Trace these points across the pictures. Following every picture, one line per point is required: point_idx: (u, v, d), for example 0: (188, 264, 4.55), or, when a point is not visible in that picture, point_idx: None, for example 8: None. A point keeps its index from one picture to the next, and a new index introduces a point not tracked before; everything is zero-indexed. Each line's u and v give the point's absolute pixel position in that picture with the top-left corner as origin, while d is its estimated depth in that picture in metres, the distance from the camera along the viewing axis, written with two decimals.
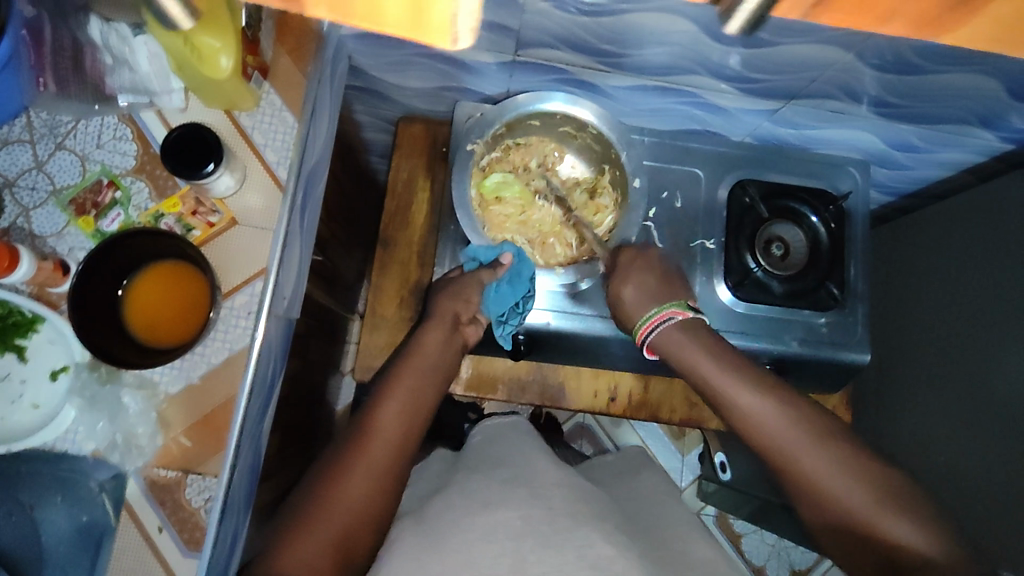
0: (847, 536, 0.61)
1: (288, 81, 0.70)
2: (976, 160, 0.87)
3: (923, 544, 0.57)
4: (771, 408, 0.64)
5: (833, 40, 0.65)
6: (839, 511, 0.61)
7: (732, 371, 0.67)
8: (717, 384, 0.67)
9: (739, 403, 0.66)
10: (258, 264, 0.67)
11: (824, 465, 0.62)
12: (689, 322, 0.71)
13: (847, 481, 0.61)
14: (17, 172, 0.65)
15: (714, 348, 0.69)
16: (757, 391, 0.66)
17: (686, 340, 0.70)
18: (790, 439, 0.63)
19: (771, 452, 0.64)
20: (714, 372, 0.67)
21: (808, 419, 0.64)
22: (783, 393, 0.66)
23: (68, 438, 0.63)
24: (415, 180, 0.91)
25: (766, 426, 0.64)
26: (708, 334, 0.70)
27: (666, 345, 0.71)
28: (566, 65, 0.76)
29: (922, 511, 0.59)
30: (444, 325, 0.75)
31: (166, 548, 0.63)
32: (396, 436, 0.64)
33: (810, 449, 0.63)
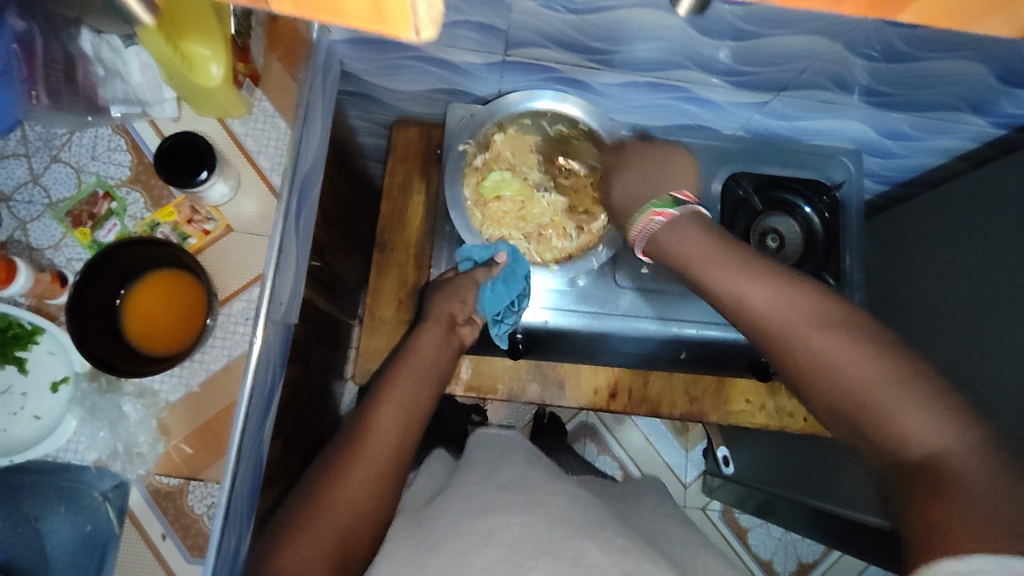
0: (846, 418, 0.49)
1: (280, 88, 0.70)
2: (969, 147, 0.87)
3: (940, 429, 0.44)
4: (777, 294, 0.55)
5: (820, 30, 0.65)
6: (846, 397, 0.49)
7: (740, 259, 0.59)
8: (714, 274, 0.59)
9: (738, 289, 0.57)
10: (254, 271, 0.67)
11: (832, 345, 0.51)
12: (679, 218, 0.63)
13: (854, 359, 0.49)
14: (13, 186, 0.66)
15: (721, 240, 0.61)
16: (763, 276, 0.57)
17: (679, 231, 0.63)
18: (794, 317, 0.54)
19: (778, 341, 0.54)
20: (716, 260, 0.59)
21: (822, 305, 0.54)
22: (797, 283, 0.56)
23: (71, 449, 0.64)
24: (410, 183, 0.91)
25: (774, 316, 0.55)
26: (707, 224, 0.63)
27: (658, 247, 0.65)
28: (556, 64, 0.77)
29: (948, 396, 0.46)
30: (441, 326, 0.76)
31: (169, 555, 0.63)
32: (394, 436, 0.64)
33: (817, 331, 0.52)
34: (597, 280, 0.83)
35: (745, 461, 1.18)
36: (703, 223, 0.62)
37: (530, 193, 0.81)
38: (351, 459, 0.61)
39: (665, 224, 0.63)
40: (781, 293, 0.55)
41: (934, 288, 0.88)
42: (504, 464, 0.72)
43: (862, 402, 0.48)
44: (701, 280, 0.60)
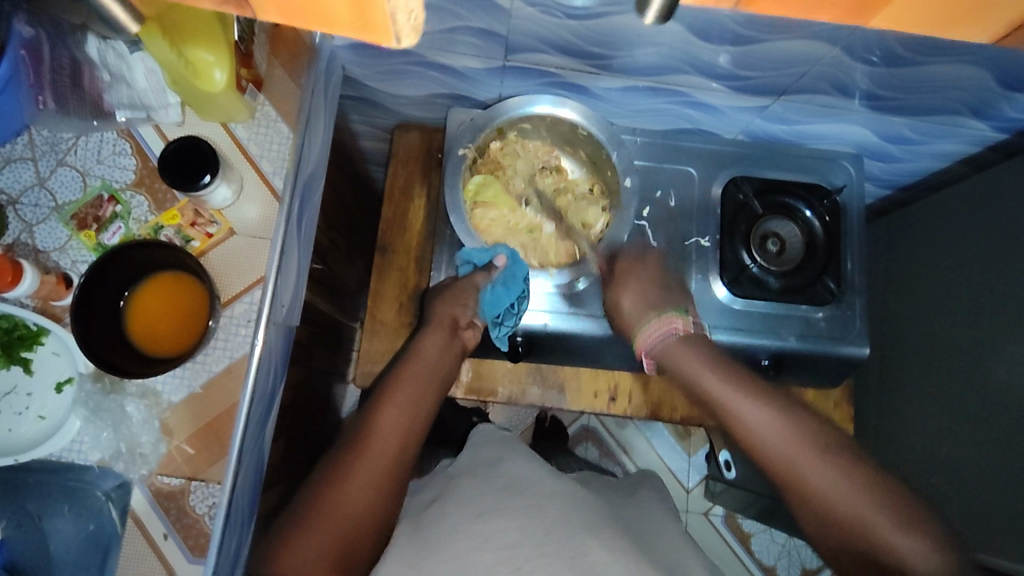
0: (846, 544, 0.60)
1: (283, 92, 0.71)
2: (970, 151, 0.87)
3: (921, 553, 0.57)
4: (776, 423, 0.65)
5: (819, 35, 0.66)
6: (840, 523, 0.60)
7: (737, 382, 0.69)
8: (725, 397, 0.69)
9: (740, 416, 0.67)
10: (256, 273, 0.68)
11: (823, 474, 0.62)
12: (688, 336, 0.74)
13: (846, 490, 0.61)
14: (20, 189, 0.67)
15: (720, 362, 0.71)
16: (761, 399, 0.67)
17: (686, 352, 0.73)
18: (784, 447, 0.64)
19: (776, 464, 0.65)
20: (726, 387, 0.69)
21: (810, 432, 0.65)
22: (785, 405, 0.67)
23: (74, 449, 0.64)
24: (411, 187, 0.91)
25: (773, 441, 0.65)
26: (711, 345, 0.73)
27: (667, 357, 0.74)
28: (556, 68, 0.77)
29: (921, 520, 0.58)
30: (443, 330, 0.77)
31: (171, 555, 0.64)
32: (396, 440, 0.65)
33: (812, 461, 0.63)
34: (597, 286, 0.82)
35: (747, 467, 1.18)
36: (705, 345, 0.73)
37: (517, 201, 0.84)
38: (353, 460, 0.62)
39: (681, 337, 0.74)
40: (779, 420, 0.66)
41: (935, 291, 0.88)
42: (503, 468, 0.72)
43: (855, 531, 0.60)
44: (710, 400, 0.70)
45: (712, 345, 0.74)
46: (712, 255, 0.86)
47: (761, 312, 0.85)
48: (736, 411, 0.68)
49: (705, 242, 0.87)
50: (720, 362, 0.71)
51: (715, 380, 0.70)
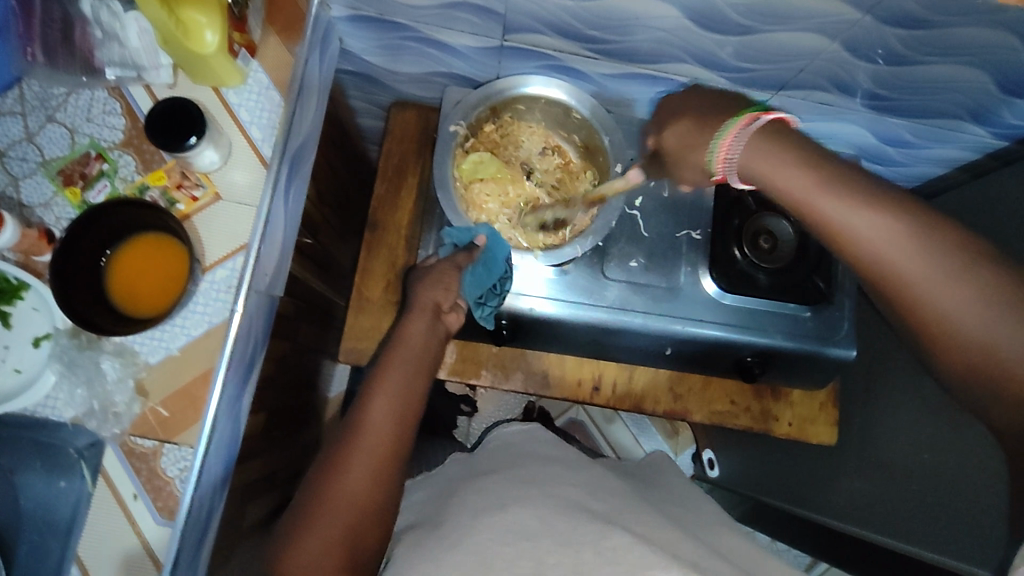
0: (986, 381, 0.47)
1: (276, 60, 0.70)
2: (970, 157, 0.86)
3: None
4: (904, 235, 0.48)
5: (817, 28, 0.65)
6: (973, 353, 0.47)
7: (857, 189, 0.49)
8: (837, 214, 0.49)
9: (862, 238, 0.49)
10: (239, 240, 0.67)
11: (960, 295, 0.47)
12: (777, 136, 0.54)
13: (986, 318, 0.46)
14: (7, 142, 0.67)
15: (828, 170, 0.51)
16: (878, 206, 0.49)
17: (773, 156, 0.53)
18: (915, 267, 0.48)
19: (907, 297, 0.49)
20: (841, 192, 0.50)
21: (953, 244, 0.47)
22: (918, 216, 0.48)
23: (49, 405, 0.64)
24: (405, 166, 0.91)
25: (903, 263, 0.48)
26: (808, 140, 0.53)
27: (748, 169, 0.55)
28: (555, 52, 0.77)
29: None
30: (426, 315, 0.73)
31: (140, 515, 0.64)
32: (391, 430, 0.62)
33: (949, 286, 0.47)
34: (582, 271, 0.83)
35: (734, 466, 1.18)
36: (811, 145, 0.53)
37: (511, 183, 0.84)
38: (348, 453, 0.60)
39: (761, 137, 0.54)
40: (908, 237, 0.48)
41: None
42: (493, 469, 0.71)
43: (993, 363, 0.46)
44: (813, 213, 0.51)
45: (815, 145, 0.53)
46: (702, 248, 0.86)
47: (751, 307, 0.83)
48: (854, 239, 0.49)
49: (696, 235, 0.86)
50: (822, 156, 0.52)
51: (824, 194, 0.50)
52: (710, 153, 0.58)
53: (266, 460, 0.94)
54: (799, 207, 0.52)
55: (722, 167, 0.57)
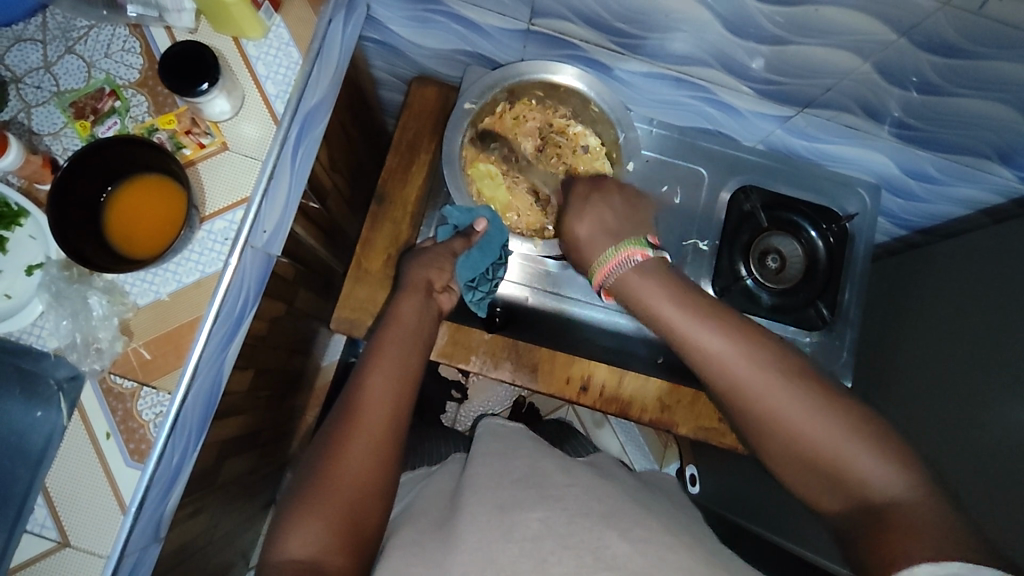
0: (808, 467, 0.54)
1: (299, 16, 0.70)
2: (992, 200, 0.84)
3: (894, 478, 0.51)
4: (731, 345, 0.58)
5: (851, 46, 0.64)
6: (801, 448, 0.54)
7: (697, 306, 0.61)
8: (669, 315, 0.61)
9: (699, 341, 0.59)
10: (242, 192, 0.67)
11: (781, 397, 0.55)
12: (646, 264, 0.65)
13: (802, 413, 0.54)
14: (25, 69, 0.67)
15: (684, 293, 0.63)
16: (712, 326, 0.59)
17: (641, 273, 0.65)
18: (742, 368, 0.57)
19: (733, 390, 0.58)
20: (673, 299, 0.62)
21: (763, 348, 0.58)
22: (749, 334, 0.59)
23: (34, 333, 0.65)
24: (420, 141, 0.90)
25: (725, 362, 0.58)
26: (677, 277, 0.64)
27: (624, 286, 0.66)
28: (581, 42, 0.76)
29: (897, 447, 0.53)
30: (418, 293, 0.72)
31: (111, 455, 0.64)
32: (382, 403, 0.61)
33: (780, 393, 0.56)
34: None
35: (720, 487, 1.16)
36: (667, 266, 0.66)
37: (516, 171, 0.83)
38: (343, 431, 0.59)
39: (638, 264, 0.65)
40: (735, 348, 0.58)
41: (939, 341, 0.84)
42: (488, 464, 0.71)
43: (822, 455, 0.53)
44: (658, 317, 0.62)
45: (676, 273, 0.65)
46: (707, 259, 0.87)
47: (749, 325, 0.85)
48: (697, 347, 0.59)
49: (703, 246, 0.87)
50: (663, 271, 0.65)
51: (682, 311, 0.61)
52: (597, 269, 0.68)
53: (249, 416, 0.94)
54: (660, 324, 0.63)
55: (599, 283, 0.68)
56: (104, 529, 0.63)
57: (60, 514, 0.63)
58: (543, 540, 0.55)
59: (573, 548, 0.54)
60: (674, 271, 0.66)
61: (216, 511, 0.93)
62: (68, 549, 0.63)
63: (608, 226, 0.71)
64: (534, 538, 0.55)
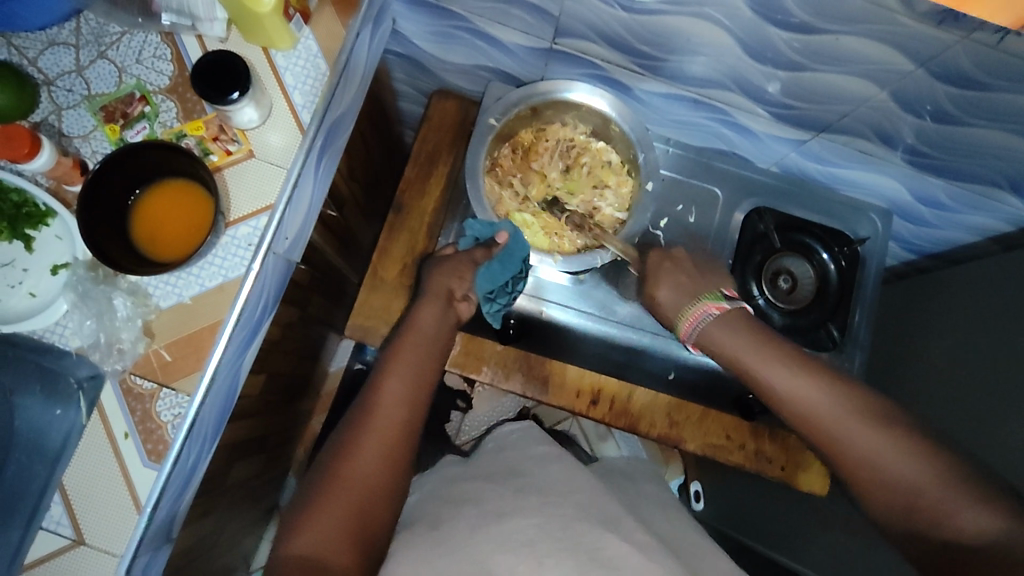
0: (909, 514, 0.57)
1: (327, 28, 0.71)
2: (1001, 228, 0.85)
3: (979, 520, 0.53)
4: (826, 396, 0.63)
5: (867, 74, 0.65)
6: (895, 489, 0.58)
7: (791, 358, 0.67)
8: (759, 369, 0.67)
9: (786, 392, 0.65)
10: (266, 199, 0.68)
11: (877, 443, 0.60)
12: (730, 314, 0.71)
13: (900, 462, 0.58)
14: (57, 72, 0.68)
15: (772, 343, 0.69)
16: (803, 372, 0.65)
17: (725, 329, 0.70)
18: (833, 412, 0.62)
19: (835, 437, 0.62)
20: (754, 349, 0.68)
21: (859, 401, 0.62)
22: (848, 384, 0.64)
23: (57, 332, 0.66)
24: (439, 152, 0.91)
25: (821, 413, 0.63)
26: (770, 333, 0.70)
27: (709, 342, 0.71)
28: (602, 61, 0.77)
29: (987, 490, 0.55)
30: (438, 301, 0.74)
31: (128, 454, 0.64)
32: (399, 410, 0.62)
33: (871, 433, 0.60)
34: (599, 283, 0.88)
35: (723, 507, 1.16)
36: (748, 317, 0.70)
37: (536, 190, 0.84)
38: (357, 434, 0.60)
39: (718, 317, 0.70)
40: (831, 398, 0.63)
41: (948, 366, 0.85)
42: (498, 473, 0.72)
43: (919, 498, 0.57)
44: (749, 371, 0.68)
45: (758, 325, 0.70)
46: None
47: None
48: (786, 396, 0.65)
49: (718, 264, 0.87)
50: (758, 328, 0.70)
51: (763, 358, 0.67)
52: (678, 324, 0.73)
53: (259, 418, 0.95)
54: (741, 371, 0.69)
55: (686, 336, 0.73)
56: (119, 527, 0.64)
57: (75, 510, 0.64)
58: (551, 548, 0.55)
59: (587, 558, 0.55)
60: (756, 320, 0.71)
61: (222, 513, 0.94)
62: (82, 547, 0.63)
63: (689, 287, 0.75)
64: (540, 544, 0.56)
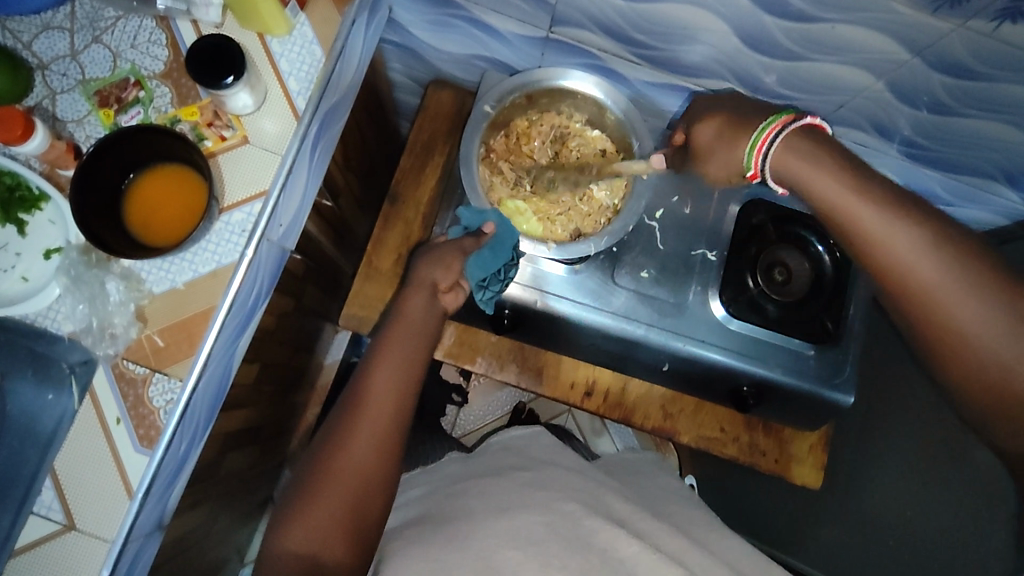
0: (993, 389, 0.53)
1: (323, 15, 0.71)
2: (997, 222, 0.85)
3: None
4: (931, 249, 0.53)
5: (864, 64, 0.65)
6: (993, 369, 0.53)
7: (892, 203, 0.55)
8: (862, 218, 0.55)
9: (882, 244, 0.55)
10: (260, 186, 0.68)
11: (979, 316, 0.52)
12: (824, 154, 0.59)
13: (1002, 338, 0.52)
14: (51, 56, 0.68)
15: (864, 180, 0.57)
16: (917, 223, 0.54)
17: (815, 168, 0.59)
18: (955, 278, 0.53)
19: (928, 302, 0.54)
20: (861, 201, 0.56)
21: (965, 258, 0.53)
22: (951, 235, 0.54)
23: (48, 317, 0.65)
24: (434, 143, 0.92)
25: (920, 270, 0.54)
26: (857, 163, 0.58)
27: (788, 172, 0.61)
28: (598, 51, 0.77)
29: None
30: (423, 291, 0.73)
31: (120, 440, 0.64)
32: (389, 399, 0.61)
33: (972, 303, 0.52)
34: (594, 273, 0.85)
35: (718, 503, 1.16)
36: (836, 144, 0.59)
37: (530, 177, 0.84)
38: (347, 424, 0.60)
39: (803, 143, 0.60)
40: (936, 250, 0.53)
41: None
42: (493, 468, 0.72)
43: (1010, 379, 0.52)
44: (841, 216, 0.57)
45: (849, 156, 0.59)
46: (716, 269, 0.86)
47: (755, 336, 0.84)
48: (889, 247, 0.54)
49: (711, 255, 0.87)
50: (850, 163, 0.58)
51: (871, 203, 0.55)
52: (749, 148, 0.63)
53: (252, 409, 0.94)
54: (832, 213, 0.58)
55: (760, 161, 0.63)
56: (110, 513, 0.63)
57: (66, 496, 0.63)
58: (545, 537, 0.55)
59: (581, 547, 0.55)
60: (844, 151, 0.60)
61: (214, 503, 0.93)
62: (72, 532, 0.63)
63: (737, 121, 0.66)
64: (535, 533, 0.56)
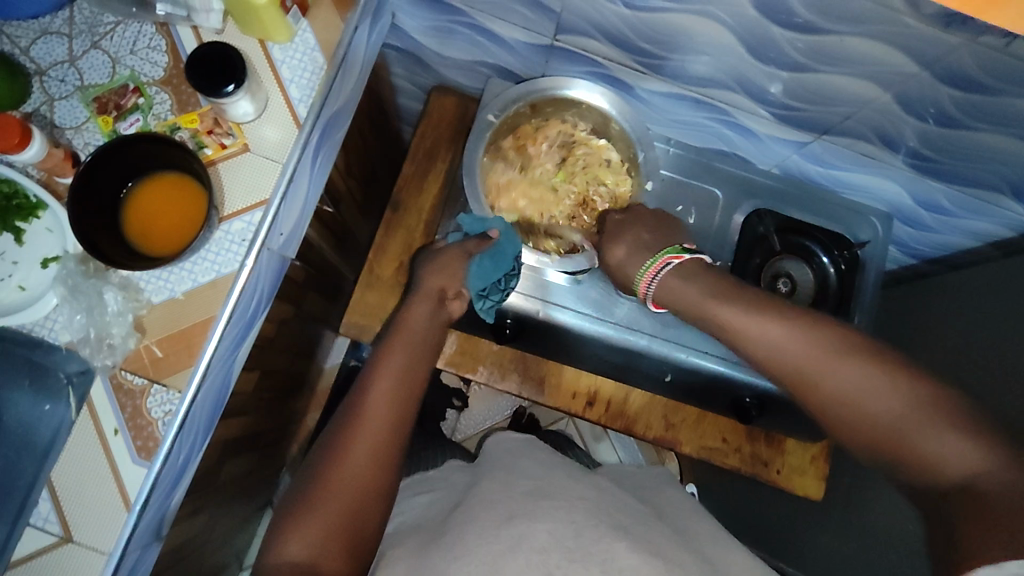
0: (881, 448, 0.56)
1: (325, 21, 0.70)
2: (1003, 234, 0.84)
3: (957, 454, 0.51)
4: (788, 331, 0.62)
5: (871, 76, 0.64)
6: (875, 430, 0.56)
7: (751, 302, 0.66)
8: (726, 317, 0.67)
9: (753, 337, 0.64)
10: (261, 194, 0.67)
11: (847, 377, 0.57)
12: (698, 270, 0.71)
13: (875, 398, 0.56)
14: (49, 62, 0.67)
15: (727, 289, 0.69)
16: (773, 317, 0.64)
17: (686, 282, 0.71)
18: (804, 356, 0.61)
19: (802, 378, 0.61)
20: (726, 302, 0.67)
21: (827, 337, 0.60)
22: (812, 321, 0.62)
23: (47, 326, 0.64)
24: (437, 150, 0.91)
25: (786, 351, 0.62)
26: (727, 278, 0.70)
27: (672, 295, 0.72)
28: (603, 59, 0.76)
29: (972, 421, 0.52)
30: (432, 298, 0.74)
31: (118, 451, 0.63)
32: (388, 410, 0.61)
33: (838, 367, 0.58)
34: (596, 283, 0.84)
35: (718, 510, 1.15)
36: (709, 267, 0.71)
37: (534, 184, 0.83)
38: (346, 434, 0.59)
39: (678, 269, 0.72)
40: (796, 330, 0.62)
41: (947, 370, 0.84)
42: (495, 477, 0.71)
43: (891, 435, 0.55)
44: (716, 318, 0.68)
45: (722, 274, 0.71)
46: None
47: None
48: (751, 340, 0.64)
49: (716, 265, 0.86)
50: (724, 281, 0.70)
51: (721, 300, 0.67)
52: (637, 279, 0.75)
53: (252, 415, 0.93)
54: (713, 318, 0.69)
55: (644, 291, 0.74)
56: (108, 525, 0.63)
57: (63, 508, 0.63)
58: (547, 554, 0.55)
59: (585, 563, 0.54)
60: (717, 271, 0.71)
61: (213, 510, 0.93)
62: (69, 544, 0.62)
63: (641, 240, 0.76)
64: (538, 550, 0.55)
